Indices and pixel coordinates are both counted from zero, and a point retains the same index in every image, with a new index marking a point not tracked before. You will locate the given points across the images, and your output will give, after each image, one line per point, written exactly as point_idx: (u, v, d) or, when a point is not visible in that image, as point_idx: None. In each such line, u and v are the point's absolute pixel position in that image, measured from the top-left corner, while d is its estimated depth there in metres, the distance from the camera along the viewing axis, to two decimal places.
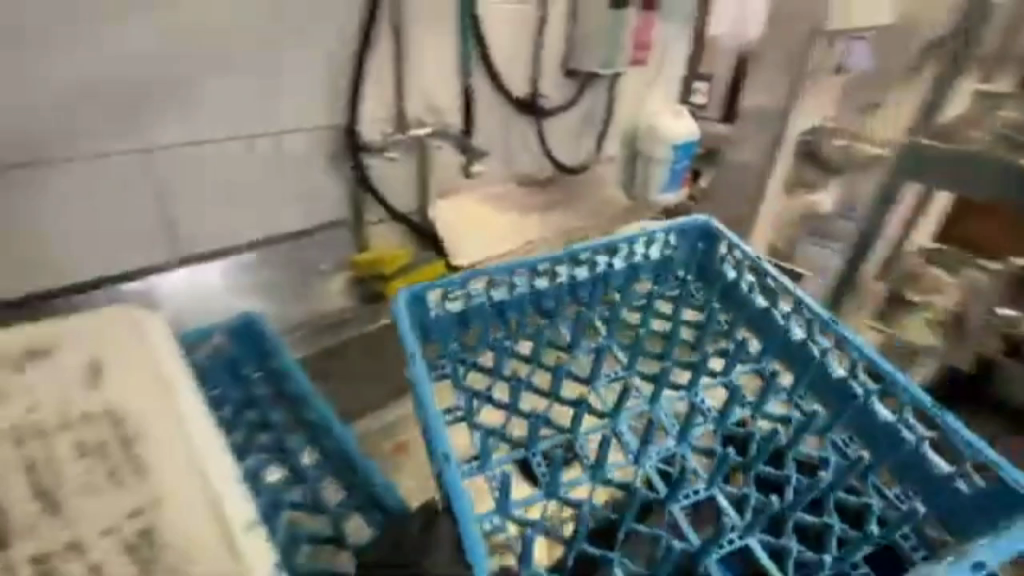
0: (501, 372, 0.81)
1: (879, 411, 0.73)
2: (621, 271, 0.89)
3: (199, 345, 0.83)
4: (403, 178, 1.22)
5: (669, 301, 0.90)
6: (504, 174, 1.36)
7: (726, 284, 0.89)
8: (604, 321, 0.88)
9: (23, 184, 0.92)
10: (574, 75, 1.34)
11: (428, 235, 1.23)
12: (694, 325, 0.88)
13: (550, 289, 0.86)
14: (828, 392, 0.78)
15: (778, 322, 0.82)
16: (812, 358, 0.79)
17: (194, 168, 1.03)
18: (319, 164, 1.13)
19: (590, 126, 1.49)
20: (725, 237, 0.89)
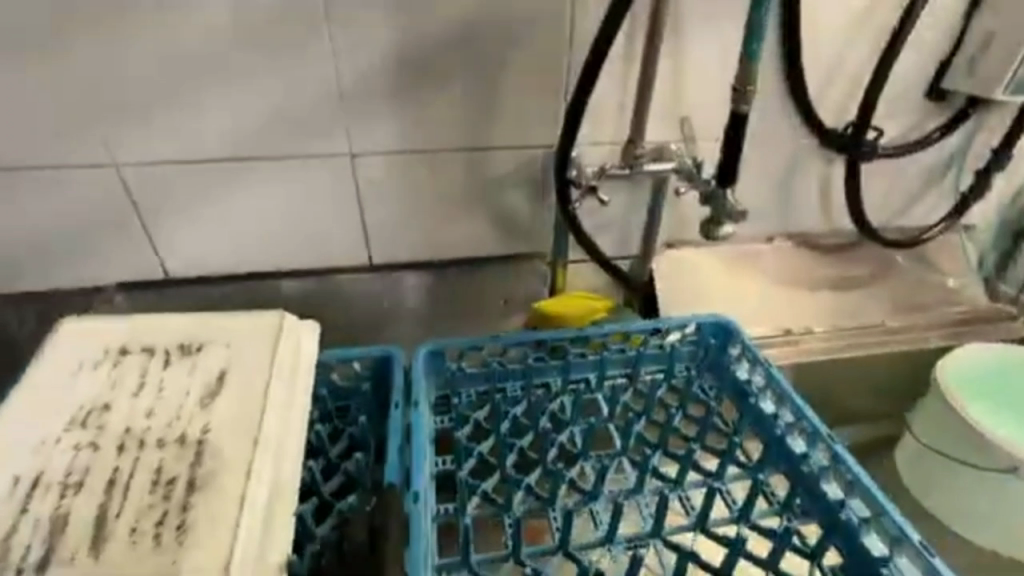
0: (502, 432, 0.75)
1: (871, 543, 0.60)
2: (644, 351, 0.77)
3: (338, 366, 0.71)
4: (625, 216, 0.89)
5: (673, 389, 0.79)
6: (772, 231, 0.97)
7: (729, 380, 0.76)
8: (608, 400, 0.78)
9: (202, 178, 0.80)
10: (946, 98, 0.85)
11: (640, 291, 0.93)
12: (693, 421, 0.78)
13: (582, 363, 0.77)
14: (810, 503, 0.66)
15: (778, 430, 0.70)
16: (806, 473, 0.66)
17: (389, 181, 0.84)
18: (529, 190, 0.87)
19: (950, 179, 0.94)
20: (742, 339, 0.76)
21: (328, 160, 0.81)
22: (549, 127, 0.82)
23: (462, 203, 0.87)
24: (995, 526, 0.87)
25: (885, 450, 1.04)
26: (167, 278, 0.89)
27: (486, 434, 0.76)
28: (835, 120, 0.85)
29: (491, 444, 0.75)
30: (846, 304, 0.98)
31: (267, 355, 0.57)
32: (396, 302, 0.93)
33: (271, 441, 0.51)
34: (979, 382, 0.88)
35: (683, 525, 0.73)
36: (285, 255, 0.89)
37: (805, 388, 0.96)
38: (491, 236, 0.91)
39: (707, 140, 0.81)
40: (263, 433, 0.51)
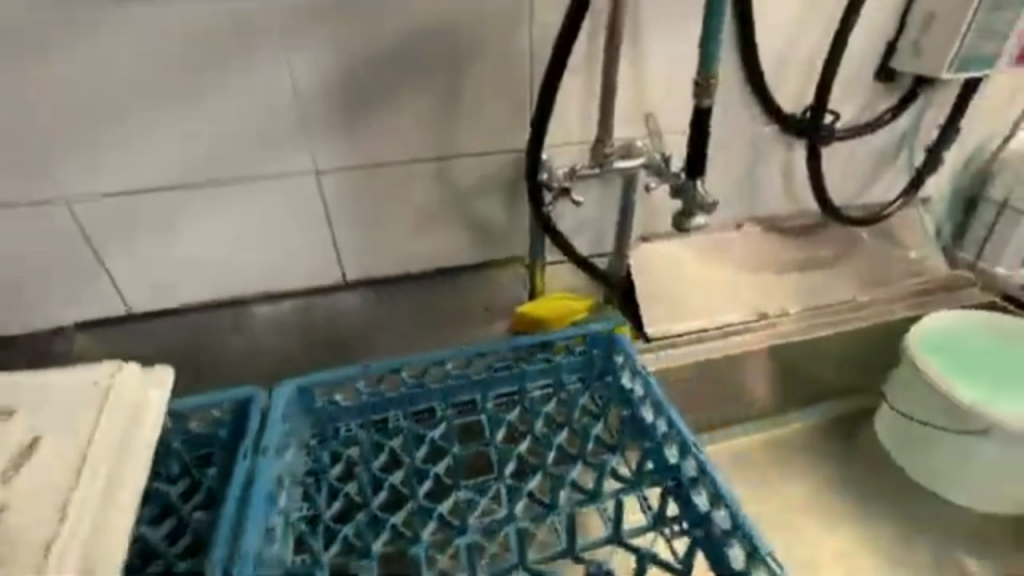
0: (373, 468, 0.78)
1: (730, 553, 0.65)
2: (527, 368, 0.79)
3: (194, 414, 0.71)
4: (597, 214, 0.90)
5: (560, 404, 0.81)
6: (741, 217, 0.99)
7: (612, 392, 0.80)
8: (492, 421, 0.80)
9: (161, 207, 0.77)
10: (894, 79, 0.88)
11: (617, 288, 0.94)
12: (576, 438, 0.81)
13: (463, 385, 0.78)
14: (686, 518, 0.71)
15: (657, 439, 0.74)
16: (680, 481, 0.71)
17: (358, 197, 0.82)
18: (501, 195, 0.87)
19: (905, 156, 0.96)
20: (625, 350, 0.79)
21: (290, 178, 0.79)
22: (515, 130, 0.82)
23: (432, 213, 0.86)
24: (979, 485, 0.89)
25: (863, 421, 1.07)
26: (130, 313, 0.85)
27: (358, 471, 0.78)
28: (793, 106, 0.87)
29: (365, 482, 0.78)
30: (815, 284, 1.01)
31: (89, 418, 0.54)
32: (374, 318, 0.91)
33: (86, 511, 0.49)
34: (964, 362, 0.89)
35: (554, 551, 0.77)
36: (252, 279, 0.86)
37: (782, 367, 0.99)
38: (464, 244, 0.90)
39: (673, 134, 0.81)
40: (71, 507, 0.48)
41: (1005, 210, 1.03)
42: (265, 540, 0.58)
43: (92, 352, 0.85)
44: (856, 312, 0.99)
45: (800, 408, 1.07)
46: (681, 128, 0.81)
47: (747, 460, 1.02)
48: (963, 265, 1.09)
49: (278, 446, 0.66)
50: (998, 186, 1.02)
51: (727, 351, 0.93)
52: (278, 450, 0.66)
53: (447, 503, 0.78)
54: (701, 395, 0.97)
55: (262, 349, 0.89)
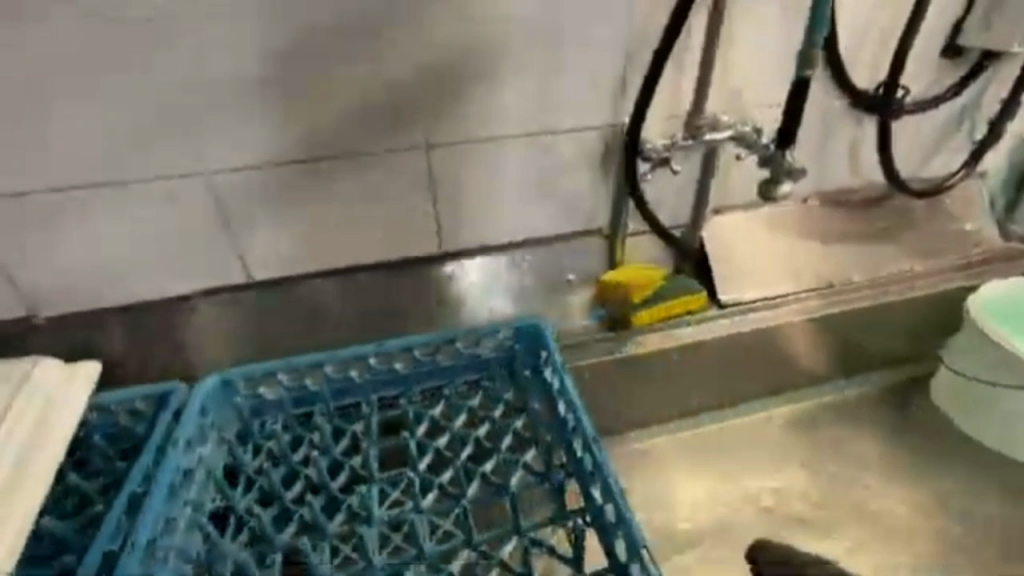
0: (292, 461, 0.84)
1: (614, 540, 0.72)
2: (448, 362, 0.85)
3: (120, 407, 0.80)
4: (677, 188, 0.95)
5: (482, 399, 0.89)
6: (808, 191, 1.03)
7: (531, 384, 0.86)
8: (416, 415, 0.88)
9: (282, 183, 0.83)
10: (962, 54, 0.92)
11: (691, 257, 1.00)
12: (490, 433, 0.88)
13: (389, 379, 0.85)
14: (588, 512, 0.77)
15: (568, 436, 0.80)
16: (583, 472, 0.77)
17: (461, 172, 0.87)
18: (587, 170, 0.91)
19: (968, 127, 1.00)
20: (547, 347, 0.84)
21: (398, 153, 0.84)
22: (607, 107, 0.86)
23: (525, 187, 0.90)
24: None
25: (916, 389, 1.10)
26: (249, 282, 0.90)
27: (278, 464, 0.84)
28: (866, 81, 0.92)
29: (283, 474, 0.84)
30: (878, 254, 1.05)
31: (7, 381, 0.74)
32: (461, 290, 0.95)
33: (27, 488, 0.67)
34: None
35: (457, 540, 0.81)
36: (356, 251, 0.91)
37: (845, 333, 1.04)
38: (552, 216, 0.94)
39: (757, 107, 0.87)
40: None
41: None
42: (166, 529, 0.69)
43: (212, 318, 0.90)
44: (918, 279, 1.04)
45: (862, 376, 1.10)
46: (762, 101, 0.87)
47: (811, 424, 1.06)
48: (1018, 237, 1.11)
49: (190, 438, 0.75)
50: None
51: (785, 318, 0.99)
52: (189, 443, 0.75)
53: (356, 496, 0.84)
54: (767, 360, 1.03)
55: (359, 316, 0.94)
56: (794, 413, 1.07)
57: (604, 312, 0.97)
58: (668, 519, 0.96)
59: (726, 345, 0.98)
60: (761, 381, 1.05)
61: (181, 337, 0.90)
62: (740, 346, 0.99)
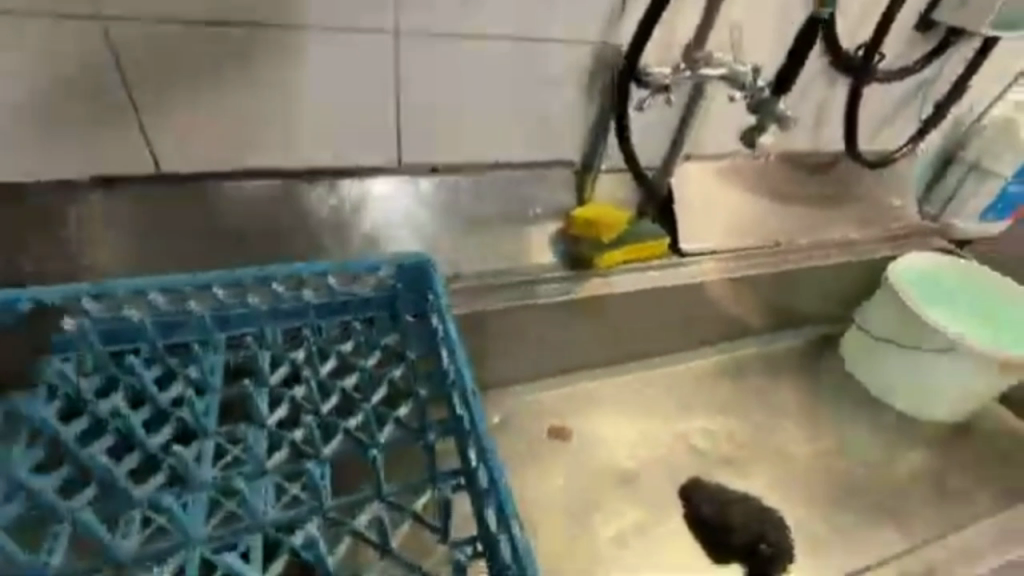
0: (95, 410, 0.60)
1: (488, 508, 0.57)
2: (316, 300, 0.71)
3: None
4: (656, 125, 0.92)
5: (356, 346, 0.72)
6: (771, 149, 1.05)
7: (413, 330, 0.73)
8: (272, 359, 0.69)
9: (218, 48, 0.68)
10: (932, 28, 0.95)
11: (660, 201, 0.97)
12: (361, 384, 0.70)
13: (241, 313, 0.69)
14: (464, 473, 0.62)
15: (447, 387, 0.66)
16: (460, 427, 0.63)
17: (438, 70, 0.77)
18: (569, 90, 0.84)
19: (917, 106, 1.05)
20: (432, 288, 0.72)
21: (364, 36, 0.72)
22: (600, 23, 0.80)
23: (502, 101, 0.82)
24: (927, 401, 1.07)
25: (827, 346, 1.20)
26: (157, 174, 0.73)
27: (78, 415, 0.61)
28: (848, 42, 0.92)
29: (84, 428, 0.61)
30: (822, 217, 1.10)
31: None
32: (416, 212, 0.84)
33: None
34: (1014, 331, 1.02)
35: (299, 512, 0.59)
36: (298, 151, 0.77)
37: (784, 289, 1.09)
38: (528, 139, 0.87)
39: (750, 51, 0.83)
40: None
41: (972, 170, 1.18)
42: None
43: (104, 214, 0.72)
44: (850, 244, 1.11)
45: (787, 331, 1.18)
46: (756, 44, 0.83)
47: (739, 371, 1.13)
48: (930, 218, 1.21)
49: None
50: (973, 150, 1.17)
51: (741, 264, 1.02)
52: None
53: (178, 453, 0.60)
54: (711, 312, 1.06)
55: (295, 230, 0.79)
56: (726, 361, 1.13)
57: (567, 250, 0.92)
58: (610, 457, 0.97)
59: (682, 293, 0.99)
60: (701, 332, 1.09)
61: (57, 234, 0.71)
62: (694, 295, 1.00)
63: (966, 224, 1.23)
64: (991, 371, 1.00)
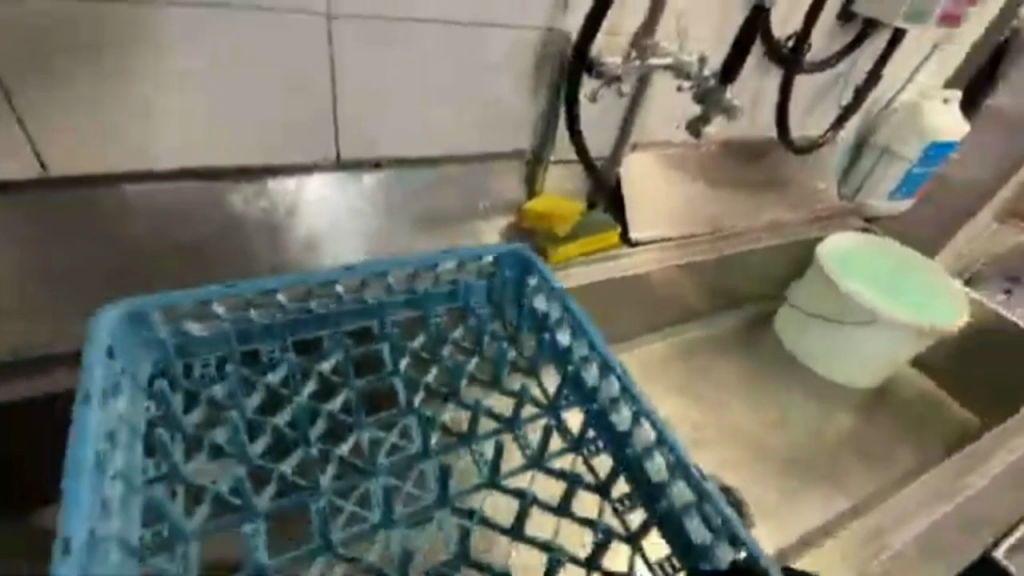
0: (247, 409, 0.62)
1: (650, 469, 0.61)
2: (430, 290, 0.69)
3: None
4: (603, 115, 0.90)
5: (469, 331, 0.73)
6: (713, 137, 1.08)
7: (525, 312, 0.72)
8: (394, 350, 0.70)
9: (110, 28, 0.57)
10: (852, 21, 1.00)
11: (609, 191, 0.96)
12: (486, 366, 0.73)
13: (353, 310, 0.66)
14: (606, 438, 0.65)
15: (574, 364, 0.68)
16: (598, 403, 0.65)
17: (376, 57, 0.71)
18: (518, 78, 0.81)
19: (837, 93, 1.12)
20: (538, 270, 0.71)
21: (293, 16, 0.64)
22: (549, 7, 0.76)
23: (447, 91, 0.77)
24: (854, 367, 1.15)
25: (764, 323, 1.27)
26: (45, 178, 0.62)
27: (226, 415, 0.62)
28: (779, 32, 0.96)
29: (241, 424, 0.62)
30: (759, 203, 1.15)
31: None
32: (363, 212, 0.79)
33: None
34: (945, 305, 1.09)
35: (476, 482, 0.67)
36: (228, 147, 0.69)
37: (725, 272, 1.14)
38: (472, 130, 0.83)
39: (694, 40, 0.84)
40: None
41: (883, 154, 1.26)
42: (108, 514, 0.44)
43: None
44: (783, 226, 1.17)
45: (729, 311, 1.24)
46: (700, 33, 0.84)
47: (689, 353, 1.17)
48: (847, 198, 1.31)
49: (104, 389, 0.50)
50: (882, 133, 1.26)
51: (687, 254, 1.03)
52: (105, 397, 0.49)
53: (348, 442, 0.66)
54: (660, 300, 1.08)
55: (220, 235, 0.71)
56: (676, 344, 1.17)
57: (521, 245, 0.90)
58: None
59: (635, 282, 0.99)
60: (650, 319, 1.12)
61: None
62: (647, 283, 1.02)
63: (882, 204, 1.31)
64: (910, 338, 1.09)
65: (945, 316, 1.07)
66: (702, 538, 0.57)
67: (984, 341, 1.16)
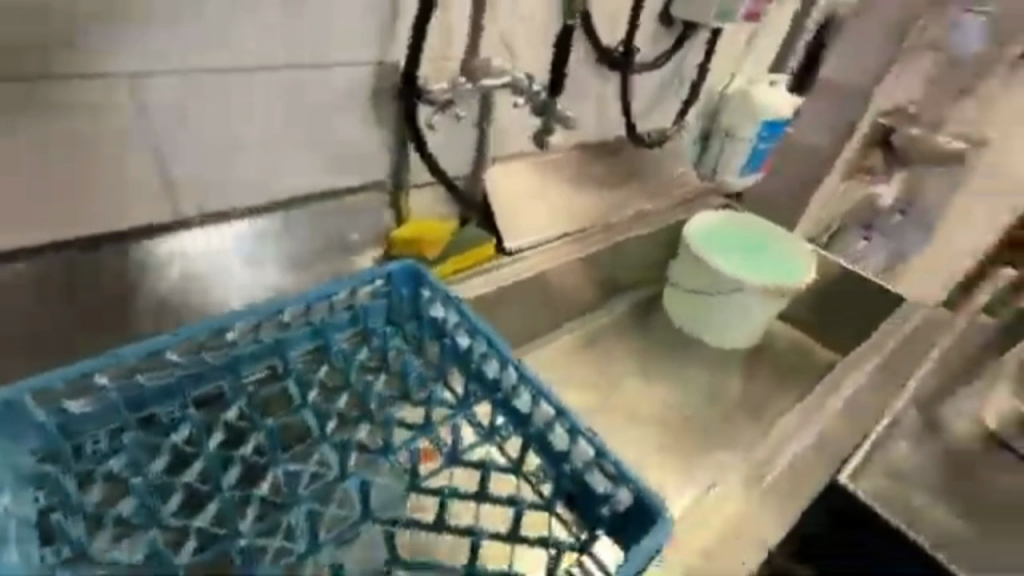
0: (151, 473, 0.58)
1: (555, 439, 0.63)
2: (327, 319, 0.69)
3: None
4: (456, 135, 0.93)
5: (374, 352, 0.73)
6: (571, 140, 1.14)
7: (425, 323, 0.74)
8: (300, 384, 0.68)
9: None
10: (672, 24, 1.10)
11: (477, 207, 1.00)
12: (396, 382, 0.73)
13: (251, 354, 0.65)
14: (513, 420, 0.67)
15: (476, 361, 0.70)
16: (503, 391, 0.68)
17: (203, 110, 0.69)
18: (361, 112, 0.81)
19: (675, 89, 1.24)
20: (431, 281, 0.73)
21: (96, 81, 0.62)
22: (376, 40, 0.77)
23: (283, 133, 0.76)
24: (730, 333, 1.26)
25: (654, 302, 1.35)
26: None
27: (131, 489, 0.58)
28: (609, 39, 1.03)
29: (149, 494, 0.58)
30: (627, 196, 1.23)
31: None
32: (243, 257, 0.79)
33: None
34: (796, 264, 1.21)
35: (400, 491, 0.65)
36: (51, 220, 0.65)
37: (607, 264, 1.20)
38: (321, 166, 0.82)
39: (526, 57, 0.89)
40: None
41: (727, 136, 1.41)
42: None
43: None
44: (653, 213, 1.27)
45: (619, 297, 1.31)
46: (530, 51, 0.90)
47: (588, 343, 1.22)
48: (707, 178, 1.43)
49: None
50: (724, 117, 1.41)
51: (567, 256, 1.08)
52: None
53: (268, 480, 0.62)
54: (549, 299, 1.12)
55: (96, 305, 0.70)
56: (575, 338, 1.22)
57: None
58: None
59: (519, 288, 1.02)
60: (550, 319, 1.17)
61: None
62: (529, 288, 1.04)
63: (736, 180, 1.45)
64: (768, 298, 1.20)
65: (795, 274, 1.19)
66: (605, 489, 0.58)
67: (834, 289, 1.30)
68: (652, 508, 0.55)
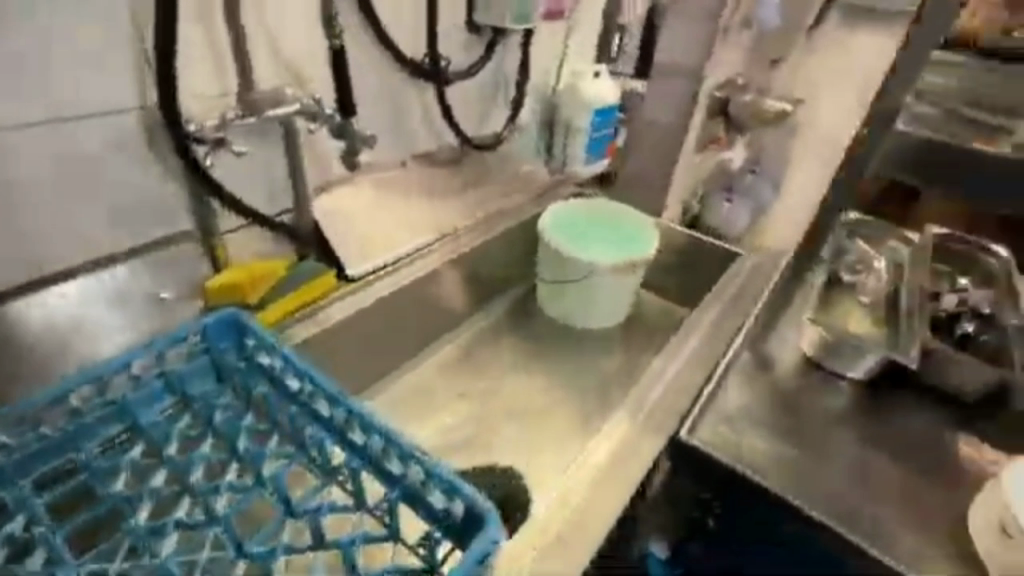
0: None
1: (392, 467, 0.61)
2: (130, 394, 0.63)
3: None
4: (262, 170, 0.90)
5: (196, 417, 0.67)
6: (402, 156, 1.14)
7: (250, 374, 0.68)
8: (105, 472, 0.61)
9: None
10: (480, 30, 1.13)
11: (310, 240, 0.96)
12: (225, 443, 0.67)
13: (31, 453, 0.57)
14: (349, 457, 0.64)
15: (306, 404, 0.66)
16: (336, 430, 0.64)
17: None
18: (135, 162, 0.77)
19: (500, 91, 1.29)
20: (250, 329, 0.68)
21: None
22: (133, 84, 0.74)
23: (48, 196, 0.72)
24: (604, 315, 1.30)
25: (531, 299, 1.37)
26: None
27: None
28: (414, 51, 1.05)
29: None
30: (478, 200, 1.23)
31: None
32: (68, 320, 0.74)
33: None
34: (642, 237, 1.26)
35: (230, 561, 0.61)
36: None
37: (471, 273, 1.19)
38: (104, 225, 0.78)
39: (316, 82, 0.89)
40: None
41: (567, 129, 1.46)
42: None
43: None
44: (513, 213, 1.25)
45: (494, 301, 1.31)
46: (319, 74, 0.90)
47: (468, 354, 1.21)
48: (558, 170, 1.47)
49: None
50: (562, 112, 1.45)
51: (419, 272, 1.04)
52: None
53: None
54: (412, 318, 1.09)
55: None
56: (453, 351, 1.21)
57: None
58: None
59: (371, 315, 0.97)
60: (413, 338, 1.13)
61: None
62: (381, 312, 1.00)
63: (584, 169, 1.49)
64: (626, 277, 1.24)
65: (643, 247, 1.24)
66: (442, 506, 0.57)
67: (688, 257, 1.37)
68: (482, 514, 0.55)
